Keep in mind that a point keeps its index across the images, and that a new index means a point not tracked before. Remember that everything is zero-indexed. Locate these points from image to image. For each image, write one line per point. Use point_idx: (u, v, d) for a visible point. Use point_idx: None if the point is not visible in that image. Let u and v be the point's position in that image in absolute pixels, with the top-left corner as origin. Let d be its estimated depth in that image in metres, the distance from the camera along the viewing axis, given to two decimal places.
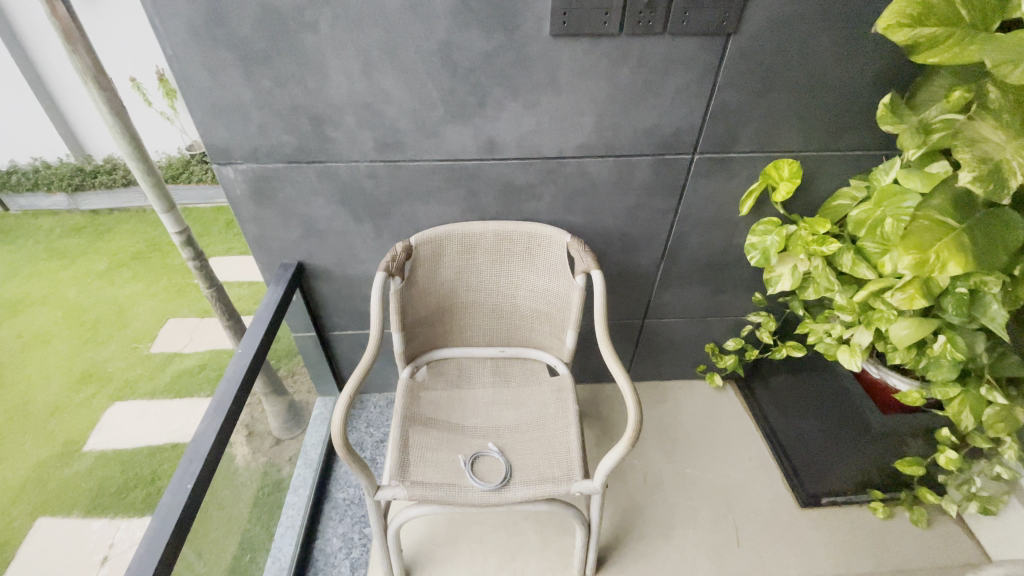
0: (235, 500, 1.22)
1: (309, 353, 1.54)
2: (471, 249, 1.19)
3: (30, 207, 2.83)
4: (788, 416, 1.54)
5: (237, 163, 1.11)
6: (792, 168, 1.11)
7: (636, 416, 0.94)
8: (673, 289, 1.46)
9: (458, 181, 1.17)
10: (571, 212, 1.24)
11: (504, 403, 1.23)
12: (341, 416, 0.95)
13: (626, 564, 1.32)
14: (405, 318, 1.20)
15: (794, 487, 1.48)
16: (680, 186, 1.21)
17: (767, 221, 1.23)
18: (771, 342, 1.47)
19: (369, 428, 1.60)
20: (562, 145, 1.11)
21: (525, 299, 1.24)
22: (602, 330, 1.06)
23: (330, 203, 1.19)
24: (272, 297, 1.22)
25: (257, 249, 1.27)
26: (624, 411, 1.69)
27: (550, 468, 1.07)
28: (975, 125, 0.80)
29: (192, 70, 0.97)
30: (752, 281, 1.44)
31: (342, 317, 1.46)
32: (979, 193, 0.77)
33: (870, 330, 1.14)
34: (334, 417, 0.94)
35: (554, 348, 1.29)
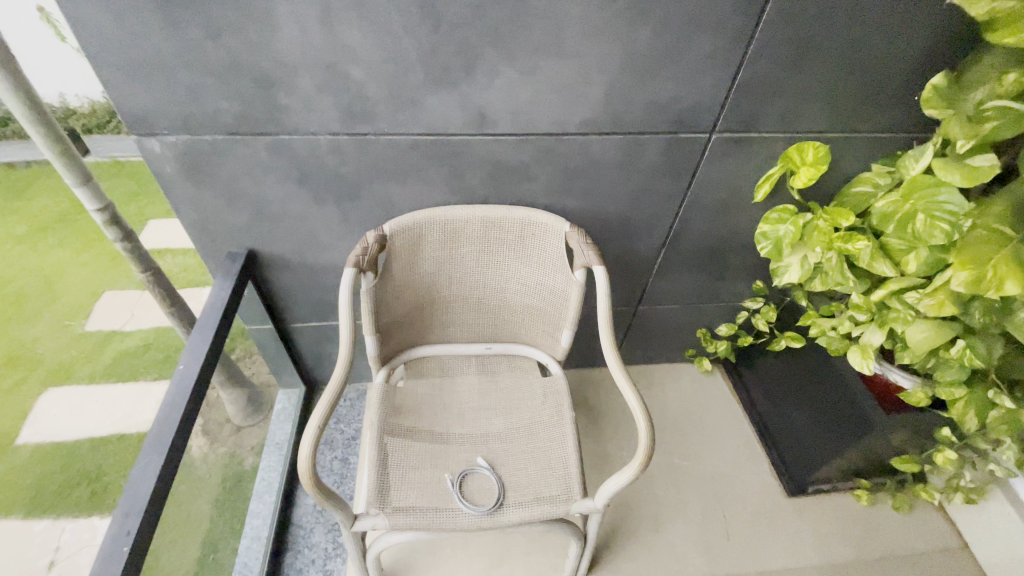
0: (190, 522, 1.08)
1: (266, 345, 1.36)
2: (455, 238, 1.03)
3: None
4: (776, 403, 1.49)
5: (163, 134, 0.90)
6: (818, 153, 0.99)
7: (648, 439, 0.85)
8: (671, 277, 1.34)
9: (439, 159, 0.99)
10: (569, 196, 1.07)
11: (491, 409, 1.11)
12: (309, 448, 0.81)
13: (616, 563, 1.27)
14: (380, 317, 1.05)
15: (781, 475, 1.45)
16: (692, 169, 1.07)
17: (782, 208, 1.11)
18: (767, 330, 1.39)
19: (339, 425, 1.46)
20: (563, 119, 0.94)
21: (515, 294, 1.10)
22: (607, 337, 0.95)
23: (285, 182, 0.99)
24: (216, 294, 1.03)
25: (197, 235, 1.07)
26: (612, 398, 1.61)
27: (546, 486, 0.98)
28: None
29: (91, 12, 0.74)
30: (755, 268, 1.35)
31: (304, 307, 1.28)
32: None
33: (883, 330, 1.07)
34: (302, 450, 0.80)
35: (546, 345, 1.17)
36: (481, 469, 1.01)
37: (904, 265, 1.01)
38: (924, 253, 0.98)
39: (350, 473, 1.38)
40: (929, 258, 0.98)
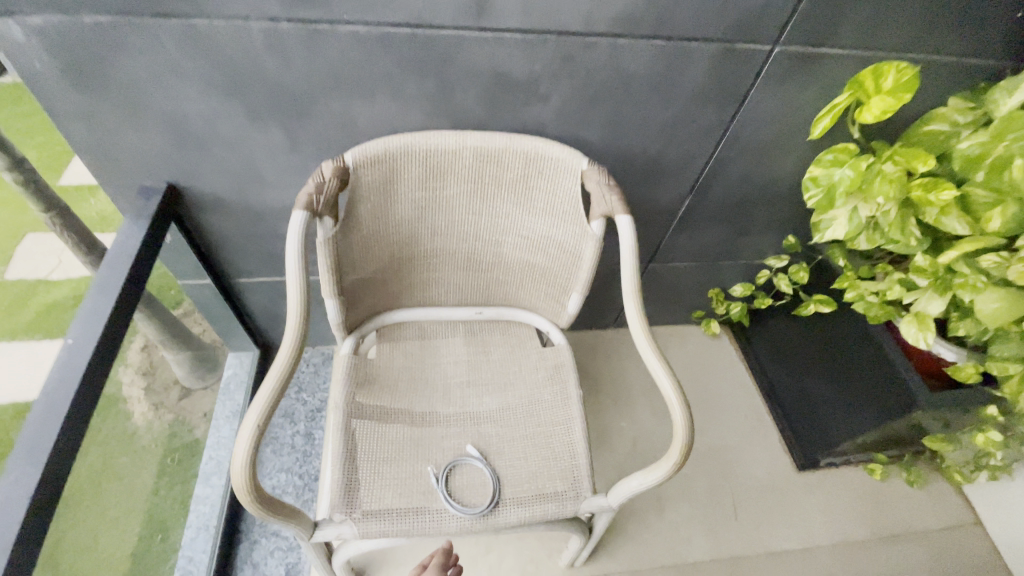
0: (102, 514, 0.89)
1: (207, 304, 1.13)
2: (439, 173, 0.79)
3: None
4: (793, 373, 1.34)
5: (21, 12, 0.62)
6: (901, 76, 0.78)
7: (687, 435, 0.68)
8: (692, 230, 1.15)
9: (419, 66, 0.74)
10: (586, 126, 0.85)
11: (482, 386, 0.92)
12: (246, 455, 0.58)
13: (616, 547, 1.15)
14: (344, 275, 0.82)
15: (792, 449, 1.34)
16: (740, 95, 0.85)
17: (840, 148, 0.91)
18: (791, 292, 1.21)
19: (300, 395, 1.27)
20: (588, 15, 0.70)
21: (514, 247, 0.88)
22: (634, 306, 0.76)
23: (210, 93, 0.74)
24: (126, 241, 0.79)
25: (97, 161, 0.81)
26: (611, 364, 1.46)
27: (548, 481, 0.81)
28: None
29: None
30: (787, 221, 1.16)
31: (251, 259, 1.04)
32: None
33: (945, 298, 0.91)
34: (238, 456, 0.58)
35: (548, 310, 0.97)
36: (472, 459, 0.83)
37: (986, 222, 0.83)
38: (1013, 208, 0.81)
39: (315, 450, 1.20)
40: (1018, 214, 0.80)
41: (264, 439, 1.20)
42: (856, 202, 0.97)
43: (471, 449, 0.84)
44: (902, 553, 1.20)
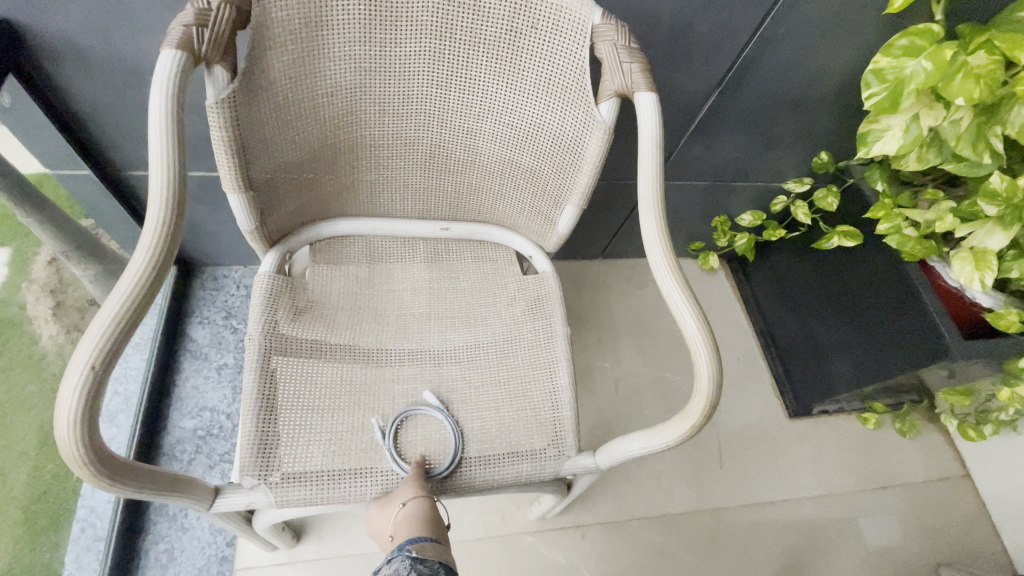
0: None
1: (97, 203, 0.89)
2: (387, 17, 0.55)
3: None
4: (797, 314, 1.21)
5: None
6: None
7: (712, 389, 0.53)
8: (709, 140, 0.95)
9: None
10: None
11: (446, 318, 0.73)
12: (77, 410, 0.39)
13: (593, 497, 1.05)
14: (254, 163, 0.59)
15: (785, 395, 1.23)
16: None
17: (915, 32, 0.71)
18: (811, 223, 1.05)
19: (230, 321, 1.06)
20: None
21: (491, 141, 0.67)
22: (651, 218, 0.57)
23: None
24: None
25: None
26: (597, 299, 1.30)
27: (524, 437, 0.66)
28: None
29: None
30: (819, 135, 0.97)
31: (146, 143, 0.80)
32: None
33: (1010, 231, 0.76)
34: (62, 413, 0.39)
35: (531, 228, 0.77)
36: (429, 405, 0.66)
37: None
38: None
39: None
40: None
41: (186, 373, 1.00)
42: (921, 108, 0.77)
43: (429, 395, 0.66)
44: (890, 504, 1.14)
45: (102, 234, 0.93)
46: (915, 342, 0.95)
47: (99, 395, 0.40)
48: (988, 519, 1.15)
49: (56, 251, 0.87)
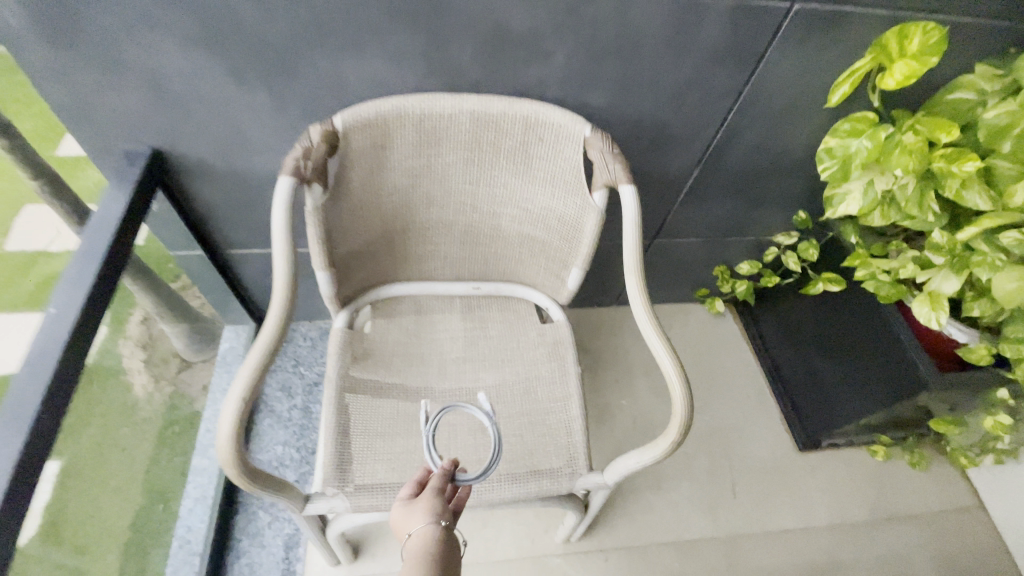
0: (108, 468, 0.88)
1: (199, 274, 1.11)
2: (434, 139, 0.76)
3: None
4: (800, 352, 1.32)
5: None
6: (929, 38, 0.73)
7: (685, 414, 0.67)
8: (700, 204, 1.11)
9: (409, 23, 0.69)
10: (593, 88, 0.78)
11: (479, 361, 0.90)
12: (231, 430, 0.58)
13: (614, 523, 1.15)
14: (335, 247, 0.79)
15: (793, 428, 1.32)
16: (758, 56, 0.78)
17: (857, 117, 0.87)
18: (800, 270, 1.18)
19: (297, 368, 1.26)
20: None
21: (512, 220, 0.85)
22: (636, 281, 0.73)
23: (186, 48, 0.69)
24: (111, 208, 0.76)
25: (72, 124, 0.77)
26: (614, 342, 1.44)
27: (544, 458, 0.80)
28: None
29: None
30: (798, 196, 1.12)
31: (243, 229, 1.02)
32: None
33: (961, 277, 0.88)
34: (222, 433, 0.57)
35: (548, 285, 0.95)
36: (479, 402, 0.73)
37: (1008, 197, 0.79)
38: None
39: (312, 424, 1.19)
40: None
41: (263, 413, 1.19)
42: (873, 175, 0.92)
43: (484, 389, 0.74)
44: (902, 534, 1.19)
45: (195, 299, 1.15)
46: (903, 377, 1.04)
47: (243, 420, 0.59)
48: (1003, 549, 1.18)
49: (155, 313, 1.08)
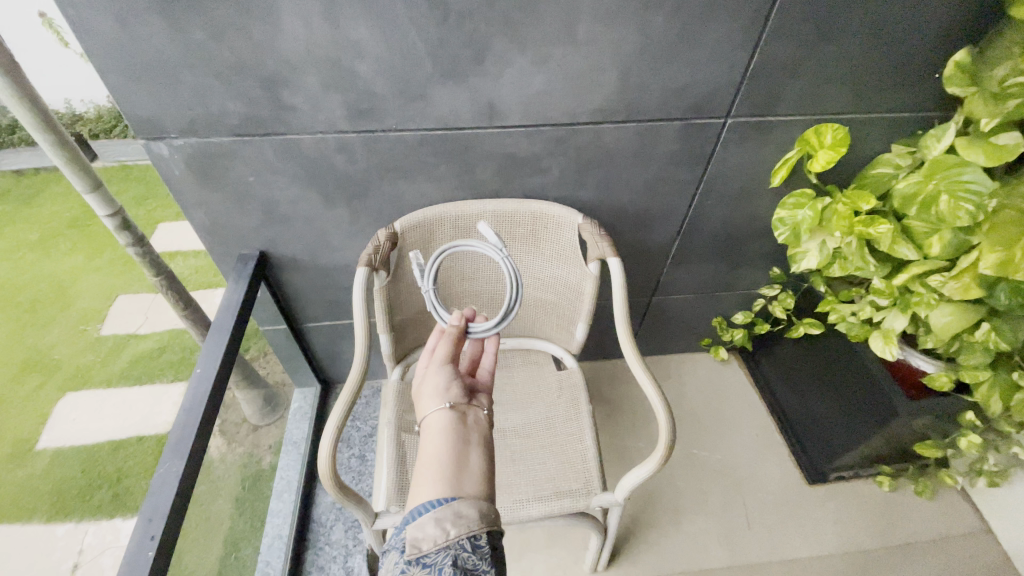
0: (216, 503, 1.09)
1: (280, 345, 1.36)
2: (467, 232, 1.01)
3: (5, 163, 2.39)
4: (796, 391, 1.46)
5: (171, 138, 0.87)
6: (837, 134, 0.95)
7: (669, 430, 0.88)
8: (686, 266, 1.33)
9: (448, 155, 0.97)
10: (582, 187, 1.07)
11: (508, 404, 1.10)
12: (330, 453, 0.81)
13: (638, 555, 1.27)
14: (394, 317, 1.04)
15: (801, 463, 1.43)
16: (706, 156, 1.05)
17: (800, 193, 1.08)
18: (786, 317, 1.35)
19: (355, 423, 1.49)
20: (575, 109, 0.93)
21: (528, 288, 1.10)
22: (625, 330, 0.96)
23: (294, 183, 0.98)
24: (231, 297, 1.02)
25: (208, 239, 1.06)
26: (628, 391, 1.61)
27: (566, 481, 0.97)
28: None
29: (92, 15, 0.72)
30: (769, 255, 1.33)
31: (318, 307, 1.28)
32: None
33: (906, 314, 1.05)
34: (324, 454, 0.80)
35: (561, 338, 1.17)
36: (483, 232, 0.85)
37: (927, 248, 0.98)
38: (948, 235, 0.95)
39: (368, 469, 1.39)
40: (953, 240, 0.95)
41: None
42: (823, 236, 1.12)
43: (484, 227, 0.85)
44: (914, 559, 1.26)
45: (271, 366, 1.41)
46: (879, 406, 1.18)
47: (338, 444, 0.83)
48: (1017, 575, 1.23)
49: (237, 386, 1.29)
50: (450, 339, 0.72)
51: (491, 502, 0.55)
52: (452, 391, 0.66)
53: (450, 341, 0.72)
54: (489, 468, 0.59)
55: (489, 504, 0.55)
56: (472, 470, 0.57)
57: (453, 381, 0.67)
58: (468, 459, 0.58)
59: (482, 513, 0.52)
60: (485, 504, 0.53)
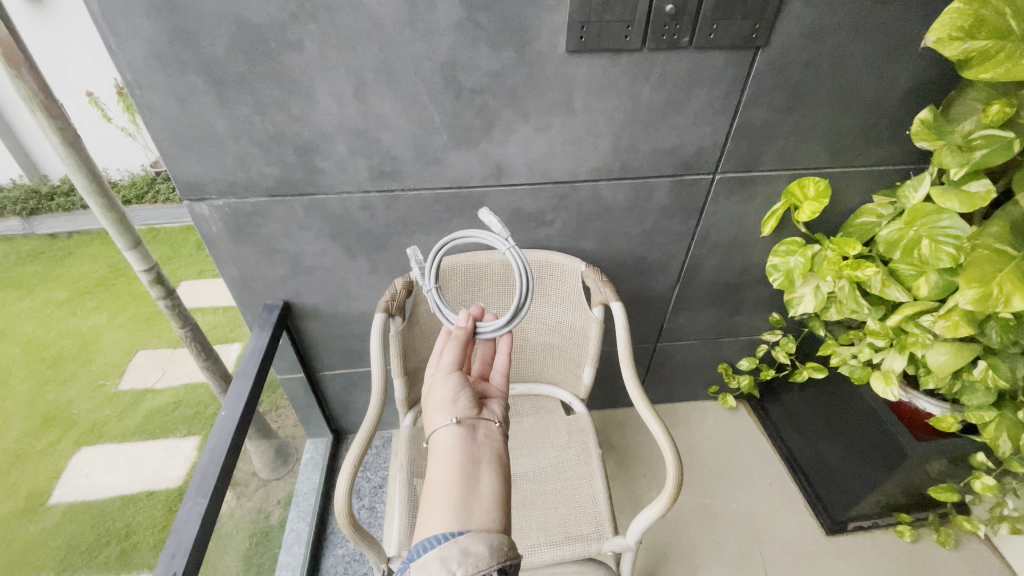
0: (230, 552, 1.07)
1: (296, 394, 1.41)
2: (478, 281, 1.09)
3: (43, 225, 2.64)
4: (807, 438, 1.46)
5: (212, 199, 0.97)
6: (819, 186, 1.04)
7: (676, 470, 0.90)
8: (687, 312, 1.39)
9: (460, 211, 1.07)
10: (583, 238, 1.16)
11: (518, 448, 1.13)
12: (345, 489, 0.85)
13: None
14: (409, 362, 1.09)
15: (819, 513, 1.40)
16: (698, 209, 1.14)
17: (790, 241, 1.16)
18: (789, 362, 1.38)
19: (366, 473, 1.50)
20: (575, 169, 1.03)
21: (536, 332, 1.16)
22: (629, 370, 1.02)
23: (319, 238, 1.07)
24: (257, 343, 1.09)
25: (237, 290, 1.14)
26: (637, 439, 1.61)
27: (576, 525, 0.98)
28: None
29: (155, 97, 0.83)
30: (767, 301, 1.39)
31: (335, 355, 1.34)
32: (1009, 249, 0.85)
33: (904, 355, 1.08)
34: (340, 489, 0.85)
35: (569, 383, 1.21)
36: (487, 223, 0.78)
37: (916, 289, 1.02)
38: (934, 277, 1.00)
39: (379, 520, 1.39)
40: (938, 281, 0.99)
41: None
42: (816, 281, 1.18)
43: (487, 214, 0.77)
44: None
45: (282, 415, 1.39)
46: (887, 448, 1.19)
47: (353, 479, 0.87)
48: None
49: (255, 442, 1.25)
50: (456, 350, 0.75)
51: (505, 537, 0.56)
52: (460, 410, 0.68)
53: (455, 349, 0.75)
54: (498, 492, 0.61)
55: (498, 533, 0.56)
56: (482, 497, 0.59)
57: (461, 399, 0.70)
58: (477, 486, 0.60)
59: (491, 548, 0.53)
60: (493, 536, 0.54)
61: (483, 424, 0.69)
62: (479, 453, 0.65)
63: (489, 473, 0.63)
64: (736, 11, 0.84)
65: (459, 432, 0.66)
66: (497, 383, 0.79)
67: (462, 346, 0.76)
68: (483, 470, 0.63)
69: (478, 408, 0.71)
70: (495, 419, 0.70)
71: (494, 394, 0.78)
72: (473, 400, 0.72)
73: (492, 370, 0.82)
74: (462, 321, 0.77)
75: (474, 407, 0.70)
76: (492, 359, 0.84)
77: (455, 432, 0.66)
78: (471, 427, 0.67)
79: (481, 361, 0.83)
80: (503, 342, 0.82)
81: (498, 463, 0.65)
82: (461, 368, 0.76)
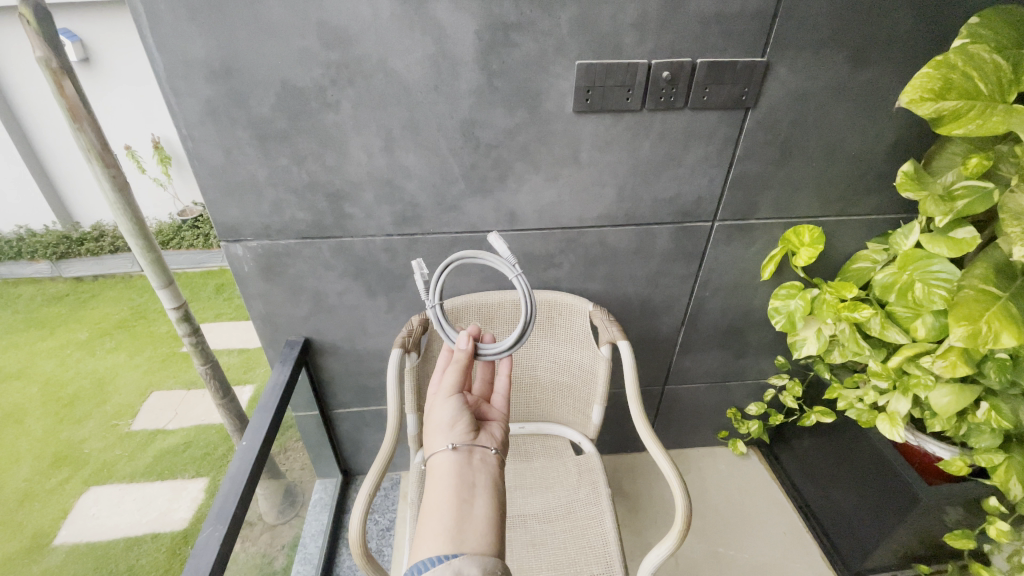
0: None
1: (310, 432, 1.43)
2: (490, 320, 1.14)
3: (69, 268, 2.78)
4: (819, 485, 1.44)
5: (247, 241, 1.05)
6: (814, 234, 1.10)
7: (684, 508, 0.91)
8: (694, 354, 1.42)
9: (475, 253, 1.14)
10: (591, 280, 1.22)
11: (528, 488, 1.14)
12: (359, 523, 0.87)
13: None
14: (421, 398, 1.12)
15: (835, 564, 1.37)
16: (699, 254, 1.21)
17: (790, 285, 1.20)
18: (797, 406, 1.38)
19: (373, 516, 1.49)
20: (582, 216, 1.11)
21: (545, 371, 1.20)
22: (637, 407, 1.05)
23: (343, 277, 1.14)
24: (277, 378, 1.14)
25: (262, 326, 1.20)
26: (647, 486, 1.60)
27: (587, 565, 0.97)
28: (1018, 197, 0.87)
29: (206, 148, 0.93)
30: (772, 343, 1.42)
31: (349, 393, 1.38)
32: (995, 290, 0.90)
33: (908, 397, 1.09)
34: (354, 524, 0.87)
35: (578, 423, 1.23)
36: (496, 247, 0.77)
37: (914, 331, 1.06)
38: (929, 319, 1.03)
39: (384, 564, 1.37)
40: (934, 323, 1.02)
41: None
42: (817, 324, 1.21)
43: (496, 239, 0.77)
44: None
45: (292, 457, 1.36)
46: (899, 492, 1.17)
47: (366, 515, 0.89)
48: None
49: (264, 483, 1.21)
50: (456, 374, 0.76)
51: (497, 560, 0.54)
52: (457, 434, 0.68)
53: (456, 372, 0.76)
54: (493, 517, 0.59)
55: (492, 558, 0.54)
56: (476, 522, 0.58)
57: (459, 424, 0.70)
58: (471, 510, 0.59)
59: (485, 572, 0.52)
60: (487, 560, 0.53)
61: (480, 449, 0.68)
62: (475, 478, 0.64)
63: (485, 498, 0.62)
64: (725, 76, 0.94)
65: (456, 457, 0.65)
66: (499, 406, 0.81)
67: (461, 369, 0.77)
68: (479, 496, 0.62)
69: (476, 433, 0.71)
70: (491, 444, 0.70)
71: (494, 416, 0.79)
72: (472, 423, 0.72)
73: (494, 392, 0.84)
74: (462, 343, 0.80)
75: (471, 432, 0.70)
76: (494, 380, 0.86)
77: (452, 457, 0.65)
78: (469, 452, 0.67)
79: (483, 380, 0.85)
80: (503, 364, 0.86)
81: (494, 488, 0.64)
82: (461, 390, 0.77)
